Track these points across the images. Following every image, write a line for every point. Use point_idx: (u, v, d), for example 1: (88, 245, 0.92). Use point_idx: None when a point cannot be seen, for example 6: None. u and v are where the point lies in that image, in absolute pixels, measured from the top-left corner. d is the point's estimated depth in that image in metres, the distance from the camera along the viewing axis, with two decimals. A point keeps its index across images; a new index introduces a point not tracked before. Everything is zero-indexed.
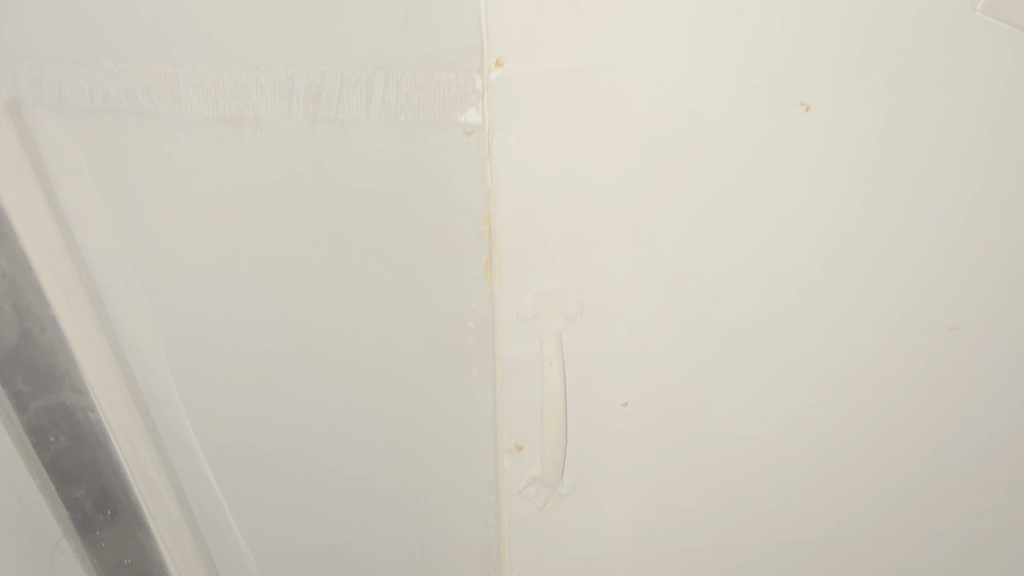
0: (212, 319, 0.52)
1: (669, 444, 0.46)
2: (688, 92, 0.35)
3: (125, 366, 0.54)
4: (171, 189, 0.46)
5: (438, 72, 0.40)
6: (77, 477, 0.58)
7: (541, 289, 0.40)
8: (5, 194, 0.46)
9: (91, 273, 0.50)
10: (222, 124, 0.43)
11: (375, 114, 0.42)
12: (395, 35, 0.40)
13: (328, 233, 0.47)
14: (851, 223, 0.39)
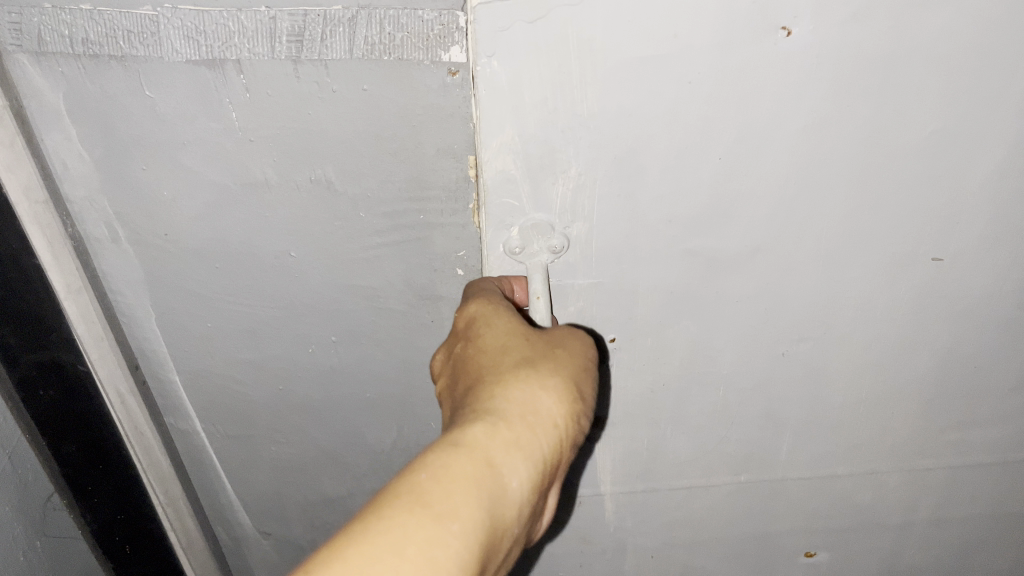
0: (200, 271, 0.52)
1: (658, 381, 0.48)
2: (672, 15, 0.35)
3: (113, 319, 0.54)
4: (155, 137, 0.46)
5: (421, 10, 0.40)
6: (67, 432, 0.57)
7: (528, 223, 0.41)
8: None
9: (77, 227, 0.50)
10: (205, 67, 0.43)
11: (359, 54, 0.42)
12: None
13: (314, 179, 0.47)
14: (834, 151, 0.40)
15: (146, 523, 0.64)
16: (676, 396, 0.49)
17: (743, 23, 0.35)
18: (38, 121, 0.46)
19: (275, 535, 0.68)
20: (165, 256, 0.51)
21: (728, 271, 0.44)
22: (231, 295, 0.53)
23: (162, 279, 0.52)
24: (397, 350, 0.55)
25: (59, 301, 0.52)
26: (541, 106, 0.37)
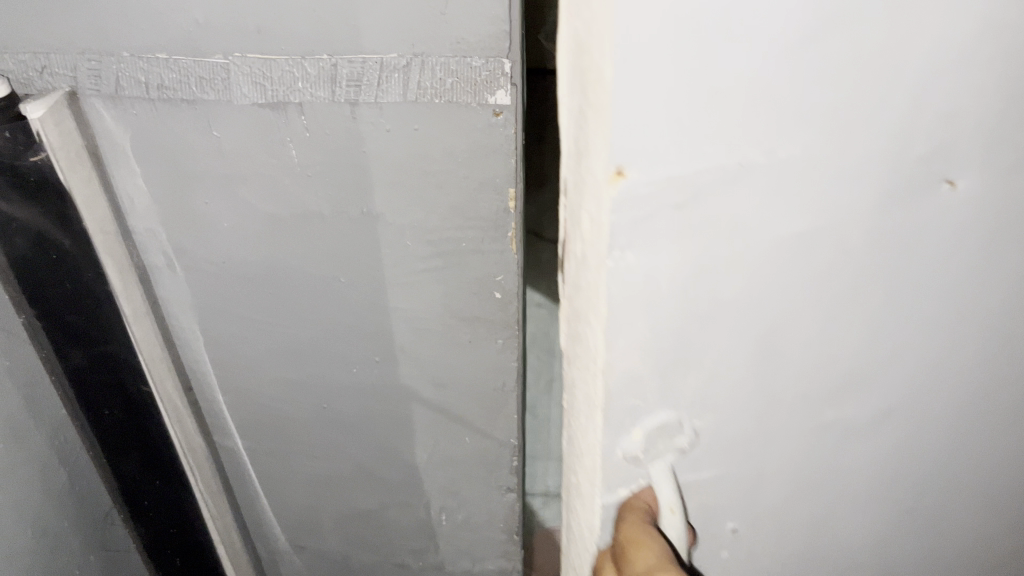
0: (252, 296, 0.55)
1: (777, 561, 0.46)
2: (830, 187, 0.30)
3: (169, 341, 0.58)
4: (219, 172, 0.50)
5: (471, 57, 0.44)
6: (125, 449, 0.61)
7: (653, 424, 0.37)
8: (73, 177, 0.48)
9: (140, 254, 0.54)
10: (268, 109, 0.47)
11: (412, 97, 0.46)
12: (431, 26, 0.43)
13: (365, 211, 0.51)
14: (978, 303, 0.36)
15: (196, 538, 0.67)
16: (786, 544, 0.45)
17: (910, 180, 0.31)
18: (110, 159, 0.50)
19: (310, 547, 0.72)
20: (220, 282, 0.55)
21: (858, 438, 0.40)
22: (279, 319, 0.56)
23: (216, 305, 0.56)
24: (436, 371, 0.59)
25: (126, 327, 0.54)
26: (683, 298, 0.32)
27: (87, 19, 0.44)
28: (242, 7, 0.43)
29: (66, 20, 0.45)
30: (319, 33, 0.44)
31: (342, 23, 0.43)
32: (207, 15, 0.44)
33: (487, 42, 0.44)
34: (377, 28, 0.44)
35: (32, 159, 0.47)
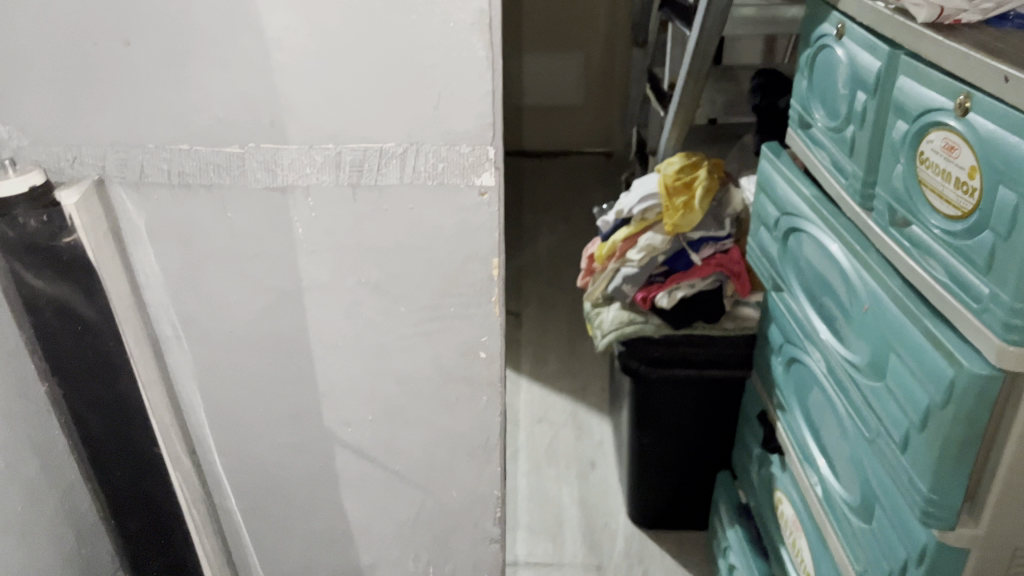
0: (255, 351, 0.69)
1: None
2: None
3: (169, 386, 0.71)
4: (232, 249, 0.64)
5: (459, 145, 0.57)
6: (126, 496, 0.73)
7: None
8: (103, 257, 0.61)
9: (148, 310, 0.68)
10: (277, 193, 0.60)
11: (408, 179, 0.59)
12: (421, 123, 0.56)
13: (365, 281, 0.64)
14: None
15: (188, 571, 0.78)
16: None
17: None
18: (129, 238, 0.64)
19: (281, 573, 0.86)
20: (221, 329, 0.68)
21: None
22: (292, 382, 0.71)
23: (214, 351, 0.70)
24: (430, 420, 0.73)
25: (140, 392, 0.68)
26: None
27: (120, 117, 0.58)
28: (260, 108, 0.57)
29: (102, 121, 0.59)
30: (326, 128, 0.57)
31: (348, 118, 0.57)
32: (219, 115, 0.57)
33: (473, 133, 0.57)
34: (376, 123, 0.57)
35: (66, 240, 0.59)
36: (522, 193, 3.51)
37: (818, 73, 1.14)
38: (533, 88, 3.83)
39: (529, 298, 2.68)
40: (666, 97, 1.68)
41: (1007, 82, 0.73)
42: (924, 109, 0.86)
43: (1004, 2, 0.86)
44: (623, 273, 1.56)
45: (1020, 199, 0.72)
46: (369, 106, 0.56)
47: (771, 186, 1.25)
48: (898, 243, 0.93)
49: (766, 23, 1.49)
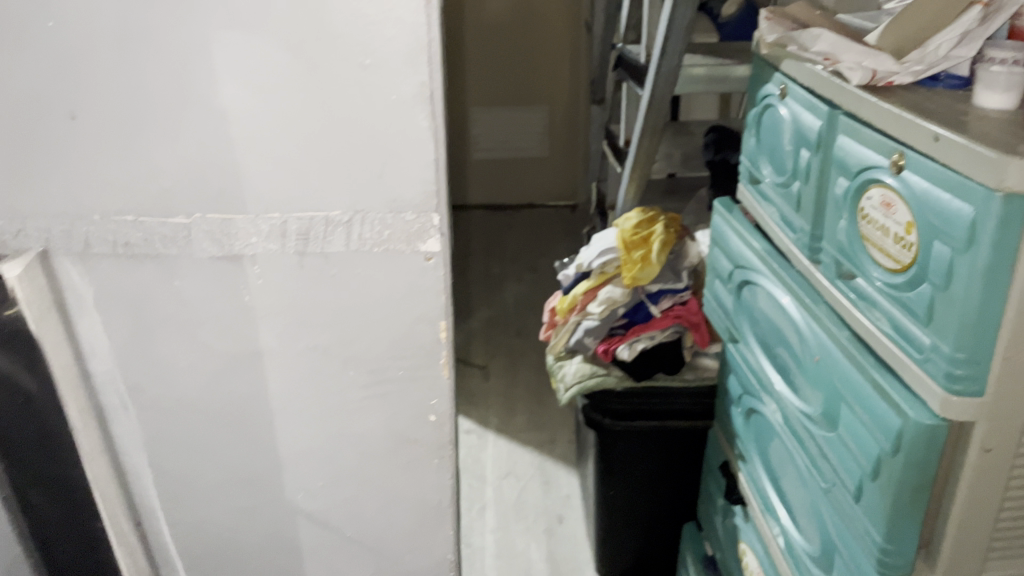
0: (202, 411, 0.73)
1: None
2: None
3: (113, 450, 0.75)
4: (180, 314, 0.68)
5: (404, 212, 0.63)
6: (66, 555, 0.77)
7: None
8: (44, 328, 0.66)
9: (91, 375, 0.71)
10: (226, 260, 0.66)
11: (354, 245, 0.65)
12: (363, 193, 0.62)
13: (315, 345, 0.70)
14: None
15: None
16: None
17: None
18: (75, 309, 0.68)
19: None
20: (168, 391, 0.72)
21: None
22: (245, 451, 0.75)
23: (161, 412, 0.73)
24: (384, 484, 0.77)
25: (81, 461, 0.72)
26: None
27: (66, 190, 0.62)
28: (208, 180, 0.62)
29: (47, 193, 0.62)
30: (273, 199, 0.63)
31: (292, 191, 0.62)
32: (165, 188, 0.62)
33: (416, 200, 0.63)
34: (319, 195, 0.62)
35: (9, 312, 0.64)
36: (488, 245, 3.54)
37: (763, 131, 1.18)
38: (497, 142, 3.90)
39: (496, 350, 2.69)
40: (622, 153, 1.73)
41: (936, 141, 0.77)
42: (862, 167, 0.90)
43: (936, 64, 0.88)
44: (584, 326, 1.57)
45: (954, 252, 0.74)
46: (310, 180, 0.62)
47: (725, 239, 1.28)
48: (844, 294, 0.96)
49: (716, 82, 1.54)
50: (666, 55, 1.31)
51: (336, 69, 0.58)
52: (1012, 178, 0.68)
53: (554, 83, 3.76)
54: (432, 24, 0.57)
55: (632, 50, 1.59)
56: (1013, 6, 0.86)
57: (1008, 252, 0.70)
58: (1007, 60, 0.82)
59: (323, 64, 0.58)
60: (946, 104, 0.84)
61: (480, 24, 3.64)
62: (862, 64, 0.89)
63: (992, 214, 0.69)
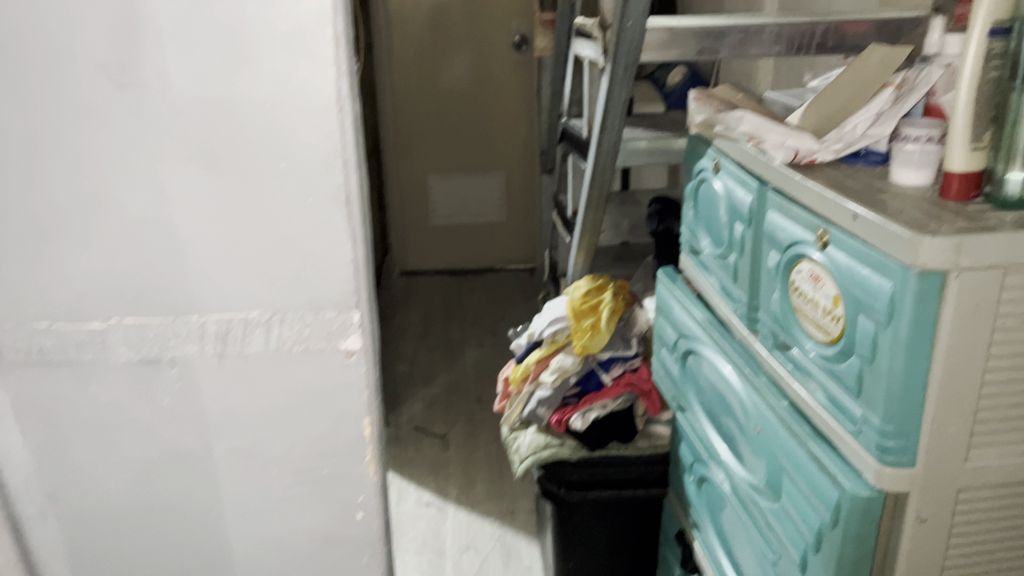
0: (116, 503, 0.82)
1: None
2: None
3: (24, 540, 0.83)
4: (96, 416, 0.78)
5: (324, 311, 0.74)
6: None
7: None
8: None
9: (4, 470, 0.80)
10: (144, 362, 0.76)
11: (274, 345, 0.75)
12: (276, 297, 0.73)
13: (234, 446, 0.80)
14: None
15: None
16: None
17: None
18: None
19: None
20: (84, 486, 0.81)
21: None
22: (175, 547, 0.85)
23: (75, 505, 0.82)
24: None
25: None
26: None
27: None
28: (124, 290, 0.72)
29: None
30: (194, 306, 0.73)
31: (207, 297, 0.73)
32: (80, 295, 0.72)
33: (338, 297, 0.73)
34: (233, 300, 0.73)
35: None
36: (448, 310, 3.53)
37: (701, 204, 1.21)
38: (455, 209, 3.94)
39: (456, 418, 2.66)
40: (570, 223, 1.76)
41: (855, 220, 0.79)
42: (790, 242, 0.92)
43: (855, 142, 0.92)
44: (537, 396, 1.56)
45: (877, 327, 0.77)
46: (224, 287, 0.73)
47: (670, 309, 1.30)
48: (782, 365, 0.97)
49: (658, 152, 1.58)
50: (603, 132, 1.35)
51: (259, 179, 0.69)
52: (925, 254, 0.70)
53: (509, 150, 3.83)
54: (346, 132, 0.68)
55: (575, 124, 1.64)
56: (924, 85, 0.90)
57: (927, 327, 0.72)
58: (924, 137, 0.84)
59: (246, 177, 0.69)
60: (865, 181, 0.87)
61: (435, 94, 3.72)
62: (784, 142, 0.92)
63: (910, 290, 0.72)
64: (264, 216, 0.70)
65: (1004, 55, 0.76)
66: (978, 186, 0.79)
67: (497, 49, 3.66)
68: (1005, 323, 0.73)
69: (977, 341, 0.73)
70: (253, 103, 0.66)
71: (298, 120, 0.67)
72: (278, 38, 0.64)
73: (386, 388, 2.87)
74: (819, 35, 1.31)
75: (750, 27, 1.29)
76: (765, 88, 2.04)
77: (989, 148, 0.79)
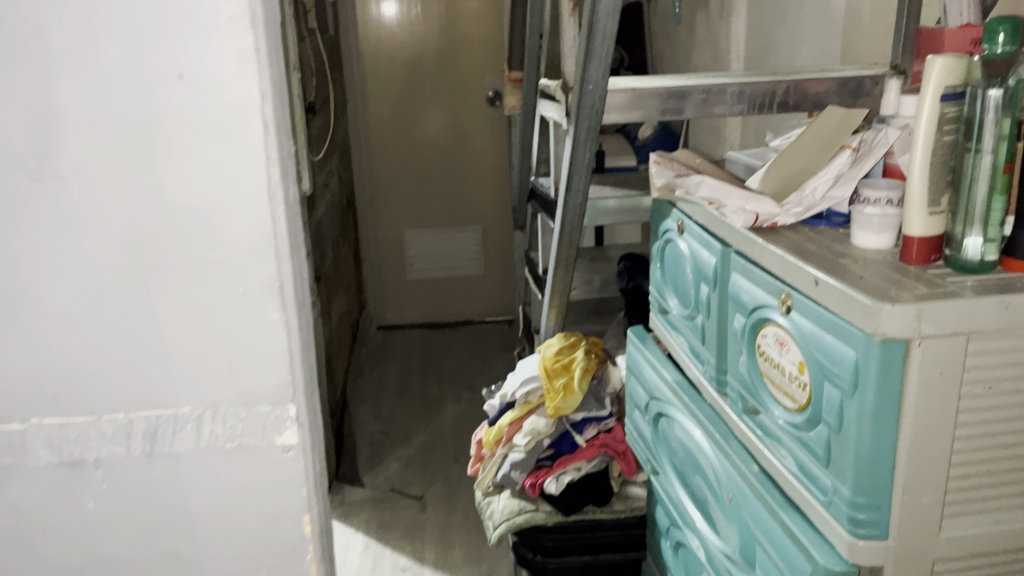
0: None
1: None
2: None
3: None
4: (13, 525, 0.75)
5: (257, 405, 0.73)
6: None
7: None
8: None
9: None
10: (65, 465, 0.73)
11: (204, 442, 0.74)
12: (206, 394, 0.72)
13: (163, 550, 0.77)
14: None
15: None
16: None
17: None
18: None
19: None
20: None
21: None
22: None
23: None
24: None
25: None
26: None
27: None
28: (43, 392, 0.70)
29: None
30: (117, 406, 0.71)
31: (131, 396, 0.71)
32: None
33: (271, 391, 0.73)
34: (160, 399, 0.72)
35: None
36: (426, 365, 3.49)
37: (667, 264, 1.21)
38: (432, 263, 3.93)
39: (434, 477, 2.62)
40: (542, 280, 1.74)
41: (816, 285, 0.78)
42: (754, 305, 0.91)
43: (814, 205, 0.91)
44: (510, 459, 1.52)
45: (842, 395, 0.75)
46: (150, 385, 0.71)
47: (641, 369, 1.28)
48: (752, 430, 0.95)
49: (627, 212, 1.58)
50: (570, 192, 1.36)
51: (185, 274, 0.69)
52: (886, 322, 0.69)
53: (485, 203, 3.84)
54: (276, 219, 0.68)
55: (544, 183, 1.64)
56: (882, 147, 0.90)
57: (891, 396, 0.71)
58: (883, 200, 0.83)
59: (170, 273, 0.68)
60: (825, 245, 0.86)
61: (411, 149, 3.74)
62: (744, 206, 0.91)
63: (872, 359, 0.70)
64: (192, 308, 0.70)
65: (958, 119, 0.76)
66: (937, 249, 0.79)
67: (471, 104, 3.69)
68: (971, 390, 0.72)
69: (942, 410, 0.71)
70: (178, 200, 0.67)
71: (225, 209, 0.67)
72: (203, 128, 0.65)
73: (362, 448, 2.82)
74: (780, 96, 1.32)
75: (712, 88, 1.30)
76: (733, 142, 2.07)
77: (947, 211, 0.79)
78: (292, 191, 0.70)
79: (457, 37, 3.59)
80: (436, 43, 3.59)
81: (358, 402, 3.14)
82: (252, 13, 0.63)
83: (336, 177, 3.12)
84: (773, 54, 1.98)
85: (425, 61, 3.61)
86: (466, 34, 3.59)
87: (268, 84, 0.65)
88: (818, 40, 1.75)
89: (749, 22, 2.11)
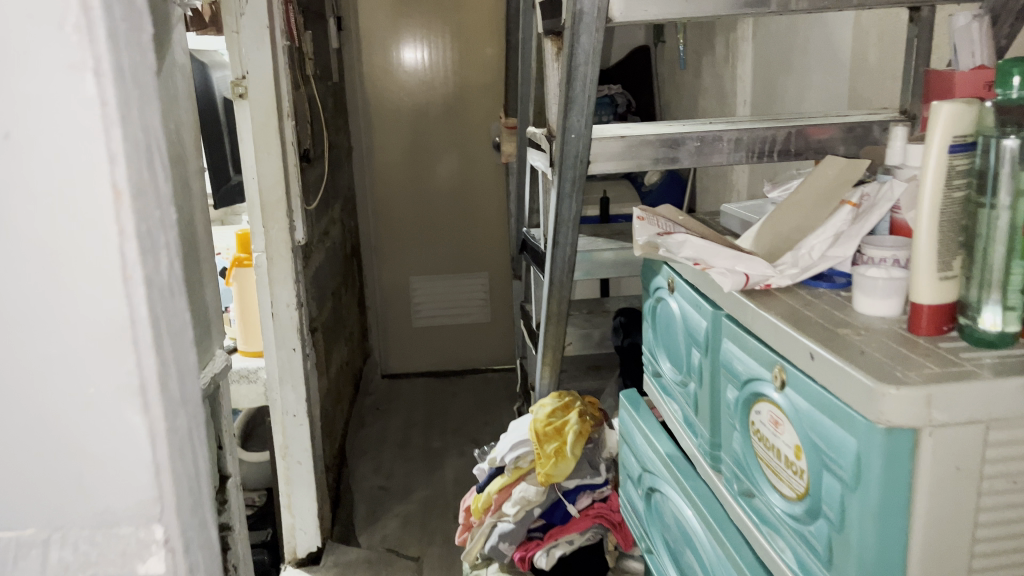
0: None
1: None
2: None
3: None
4: None
5: (116, 527, 0.58)
6: None
7: None
8: None
9: None
10: None
11: (52, 571, 0.59)
12: (51, 514, 0.58)
13: None
14: None
15: None
16: None
17: None
18: None
19: None
20: None
21: None
22: None
23: None
24: None
25: None
26: None
27: None
28: None
29: None
30: None
31: None
32: None
33: (132, 509, 0.58)
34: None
35: None
36: (430, 416, 3.39)
37: (659, 324, 1.12)
38: (438, 310, 3.85)
39: (433, 537, 2.51)
40: (535, 335, 1.66)
41: (811, 359, 0.69)
42: (747, 377, 0.82)
43: (812, 266, 0.82)
44: (499, 530, 1.42)
45: (843, 487, 0.65)
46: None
47: (634, 438, 1.18)
48: (747, 515, 0.85)
49: (623, 265, 1.49)
50: (557, 246, 1.28)
51: (17, 368, 0.55)
52: (890, 410, 0.59)
53: (492, 250, 3.78)
54: (135, 304, 0.55)
55: (535, 234, 1.56)
56: (886, 202, 0.82)
57: (900, 492, 0.61)
58: (889, 260, 0.77)
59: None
60: (824, 311, 0.77)
61: (417, 196, 3.69)
62: (733, 268, 0.82)
63: (876, 450, 0.60)
64: (28, 412, 0.56)
65: (970, 172, 0.68)
66: (950, 318, 0.69)
67: (477, 150, 3.65)
68: (991, 485, 0.62)
69: (958, 509, 0.62)
70: (6, 285, 0.54)
71: (70, 298, 0.54)
72: (37, 198, 0.52)
73: (359, 505, 2.71)
74: (781, 142, 1.24)
75: (708, 135, 1.22)
76: (739, 190, 1.99)
77: (960, 276, 0.70)
78: (166, 272, 0.57)
79: (464, 84, 3.57)
80: (442, 89, 3.57)
81: (358, 455, 3.05)
82: (96, 55, 0.50)
83: (338, 224, 3.06)
84: (778, 99, 1.91)
85: (431, 108, 3.59)
86: (472, 81, 3.57)
87: (120, 146, 0.52)
88: (824, 84, 1.67)
89: (753, 66, 2.05)
